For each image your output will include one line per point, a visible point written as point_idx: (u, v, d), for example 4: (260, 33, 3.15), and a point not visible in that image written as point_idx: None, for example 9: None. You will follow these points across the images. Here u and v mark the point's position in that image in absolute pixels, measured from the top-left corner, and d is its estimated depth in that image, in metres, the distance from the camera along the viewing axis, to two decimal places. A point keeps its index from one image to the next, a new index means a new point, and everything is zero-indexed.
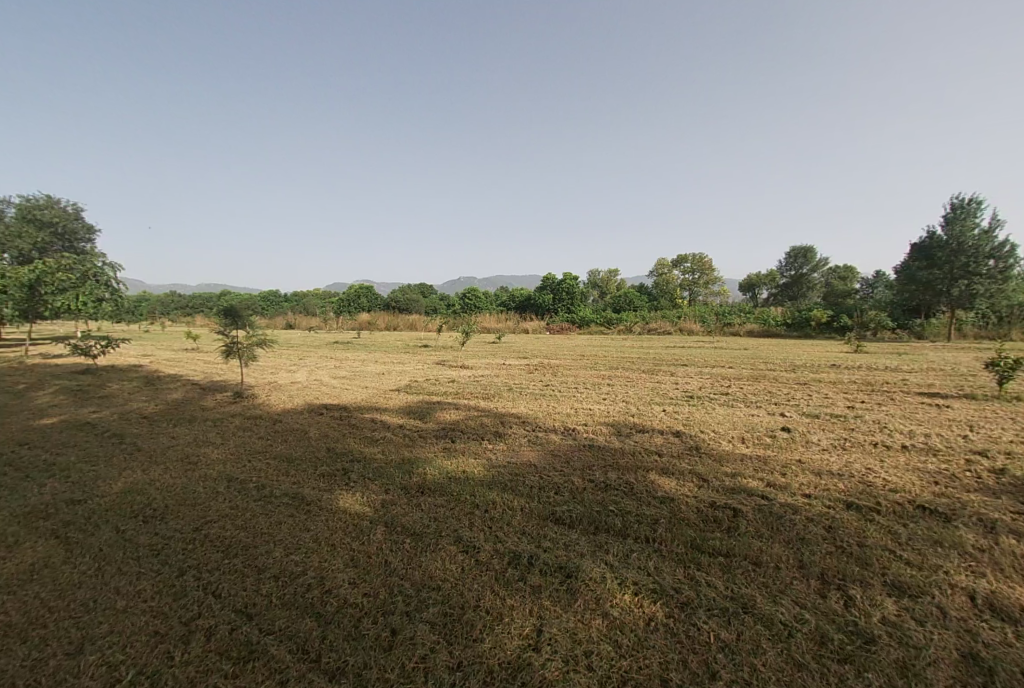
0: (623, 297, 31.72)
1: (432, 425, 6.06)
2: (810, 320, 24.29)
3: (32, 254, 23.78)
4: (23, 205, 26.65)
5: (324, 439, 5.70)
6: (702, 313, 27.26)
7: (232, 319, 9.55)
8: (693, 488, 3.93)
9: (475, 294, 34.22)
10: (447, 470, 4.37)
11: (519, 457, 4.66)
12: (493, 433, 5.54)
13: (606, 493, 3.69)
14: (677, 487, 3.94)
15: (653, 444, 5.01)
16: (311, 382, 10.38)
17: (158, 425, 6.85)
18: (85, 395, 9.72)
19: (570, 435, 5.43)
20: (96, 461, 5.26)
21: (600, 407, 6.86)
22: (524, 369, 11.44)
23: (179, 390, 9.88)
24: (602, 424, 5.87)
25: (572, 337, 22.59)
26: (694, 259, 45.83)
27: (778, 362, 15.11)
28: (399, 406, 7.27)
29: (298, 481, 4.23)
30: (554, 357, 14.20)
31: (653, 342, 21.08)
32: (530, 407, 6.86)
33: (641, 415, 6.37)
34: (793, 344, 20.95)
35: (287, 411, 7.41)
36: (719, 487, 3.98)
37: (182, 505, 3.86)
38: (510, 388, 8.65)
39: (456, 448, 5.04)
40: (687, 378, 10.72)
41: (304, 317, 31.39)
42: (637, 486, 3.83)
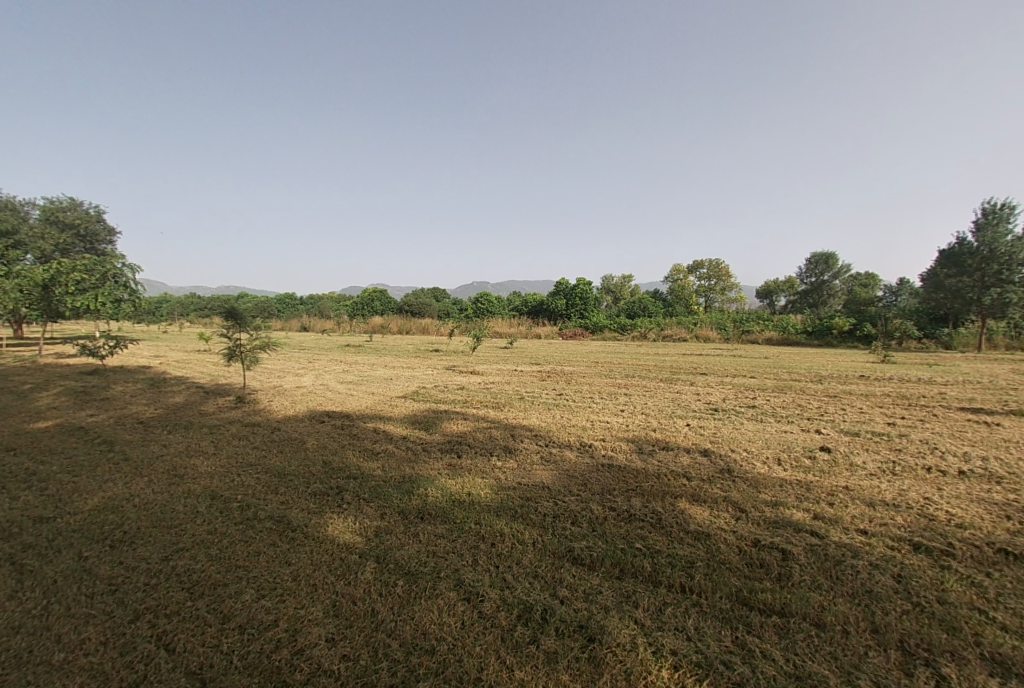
0: (638, 302, 31.10)
1: (437, 437, 5.63)
2: (832, 329, 23.46)
3: (53, 255, 24.07)
4: (48, 207, 27.10)
5: (320, 451, 5.30)
6: (720, 320, 26.54)
7: (235, 322, 9.22)
8: (730, 519, 3.44)
9: (488, 298, 33.87)
10: (451, 491, 3.93)
11: (531, 477, 4.21)
12: (502, 448, 5.09)
13: (630, 524, 3.21)
14: (712, 519, 3.44)
15: (679, 465, 4.52)
16: (316, 386, 10.06)
17: (152, 431, 6.53)
18: (87, 396, 9.49)
19: (587, 452, 4.95)
20: (78, 470, 4.93)
21: (619, 420, 6.38)
22: (536, 376, 10.99)
23: (181, 393, 9.61)
24: (621, 440, 5.38)
25: (586, 343, 22.07)
26: (710, 264, 44.99)
27: (803, 371, 14.41)
28: (403, 415, 6.85)
29: (287, 501, 3.82)
30: (568, 364, 13.69)
31: (670, 349, 20.49)
32: (542, 418, 6.39)
33: (663, 430, 5.87)
34: (816, 353, 20.16)
35: (286, 419, 7.05)
36: (760, 519, 3.47)
37: (155, 527, 3.49)
38: (522, 396, 8.20)
39: (461, 465, 4.60)
40: (709, 388, 10.16)
41: (318, 319, 31.35)
42: (666, 517, 3.35)
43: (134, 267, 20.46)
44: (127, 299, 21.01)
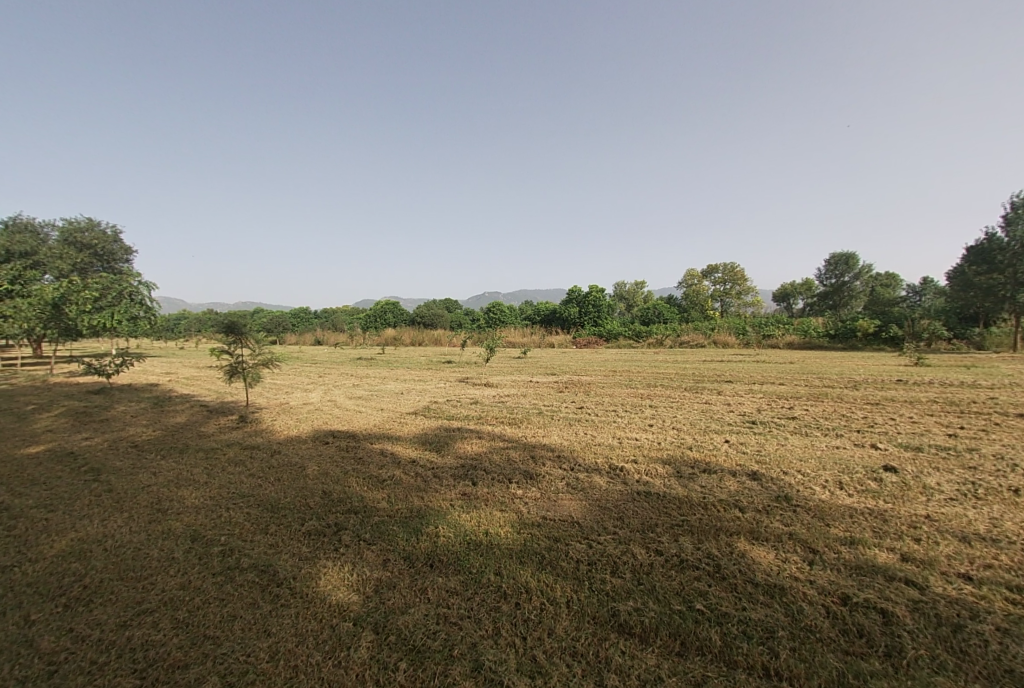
0: (652, 308, 30.36)
1: (449, 460, 5.09)
2: (856, 331, 22.44)
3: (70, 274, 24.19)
4: (67, 227, 27.37)
5: (320, 479, 4.77)
6: (739, 324, 25.73)
7: (235, 335, 8.73)
8: (804, 565, 2.84)
9: (500, 308, 33.42)
10: (466, 530, 3.37)
11: (559, 510, 3.64)
12: (523, 473, 4.52)
13: (683, 576, 2.64)
14: (780, 564, 2.84)
15: (729, 495, 3.90)
16: (324, 403, 9.60)
17: (145, 456, 6.08)
18: (88, 418, 9.13)
19: (620, 477, 4.35)
20: (55, 504, 4.48)
21: (649, 437, 5.78)
22: (553, 388, 10.45)
23: (184, 413, 9.20)
24: (656, 462, 4.77)
25: (602, 352, 21.46)
26: (725, 268, 44.06)
27: (835, 377, 13.58)
28: (413, 435, 6.31)
29: (276, 545, 3.31)
30: (585, 374, 13.08)
31: (690, 356, 19.77)
32: (564, 436, 5.81)
33: (701, 449, 5.26)
34: (842, 357, 19.24)
35: (288, 440, 6.55)
36: (839, 564, 2.86)
37: (121, 580, 3.01)
38: (540, 410, 7.62)
39: (476, 496, 4.02)
40: (740, 398, 9.48)
41: (331, 332, 31.15)
42: (725, 565, 2.76)
43: (148, 284, 20.41)
44: (142, 317, 20.91)
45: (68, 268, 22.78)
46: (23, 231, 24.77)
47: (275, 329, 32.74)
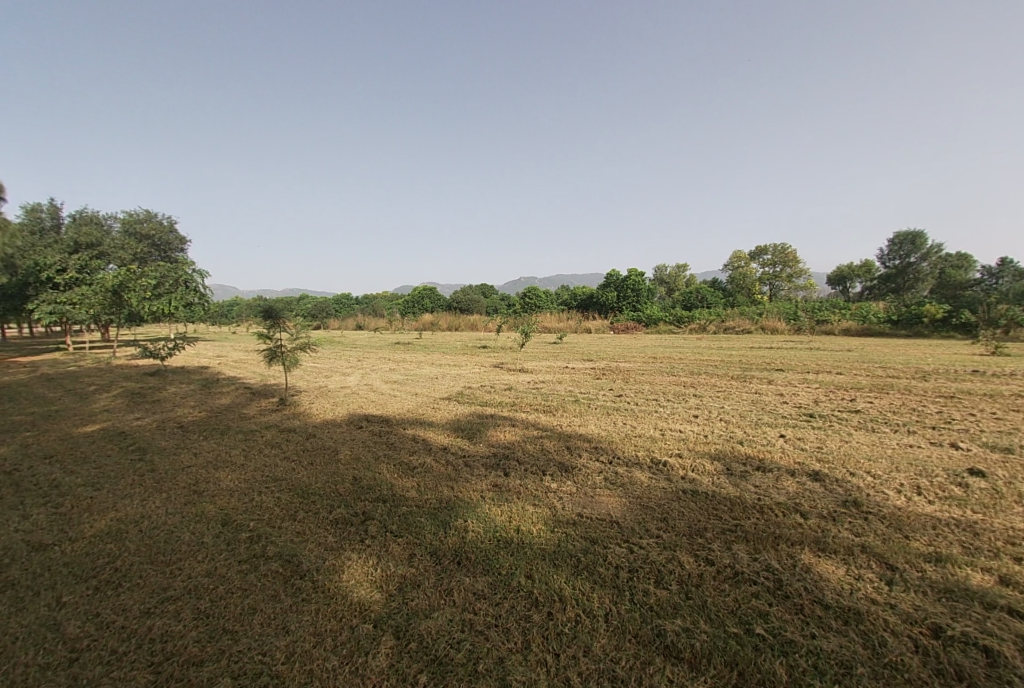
0: (696, 292, 29.19)
1: (483, 448, 4.92)
2: (922, 317, 20.79)
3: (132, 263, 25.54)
4: (128, 219, 28.84)
5: (353, 464, 4.70)
6: (790, 309, 24.36)
7: (271, 320, 8.93)
8: (879, 593, 2.52)
9: (537, 293, 32.98)
10: (497, 526, 3.17)
11: (597, 509, 3.39)
12: (559, 465, 4.27)
13: (738, 596, 2.36)
14: (851, 590, 2.52)
15: (788, 502, 3.55)
16: (361, 387, 9.65)
17: (189, 437, 6.23)
18: (141, 398, 9.53)
19: (663, 474, 4.04)
20: (100, 483, 4.60)
21: (695, 429, 5.42)
22: (591, 374, 10.12)
23: (229, 395, 9.47)
24: (703, 458, 4.41)
25: (642, 338, 20.81)
26: (775, 249, 41.80)
27: (898, 367, 12.56)
28: (446, 421, 6.17)
29: (303, 533, 3.22)
30: (624, 361, 12.64)
31: (737, 342, 18.87)
32: (602, 426, 5.53)
33: (753, 444, 4.86)
34: (906, 345, 17.87)
35: (324, 424, 6.56)
36: (924, 593, 2.51)
37: (151, 564, 2.99)
38: (577, 398, 7.33)
39: (508, 488, 3.81)
40: (793, 388, 8.85)
41: (372, 317, 31.69)
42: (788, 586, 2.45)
43: (201, 272, 21.26)
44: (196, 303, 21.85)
45: (130, 257, 24.03)
46: (89, 222, 26.27)
47: (319, 315, 33.63)
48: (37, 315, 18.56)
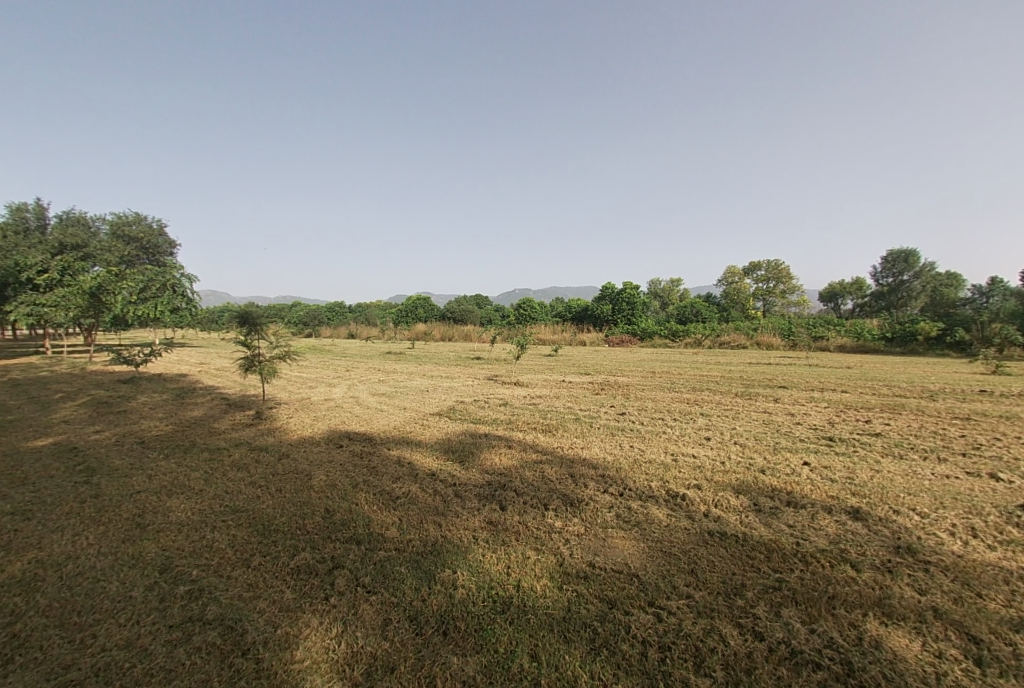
0: (690, 306, 28.87)
1: (475, 474, 4.38)
2: (917, 334, 20.50)
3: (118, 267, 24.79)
4: (116, 222, 28.12)
5: (327, 491, 4.13)
6: (785, 324, 24.10)
7: (249, 326, 8.30)
8: (971, 681, 2.02)
9: (531, 304, 32.53)
10: (491, 580, 2.63)
11: (610, 558, 2.87)
12: (562, 497, 3.73)
13: None
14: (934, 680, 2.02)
15: (832, 552, 3.04)
16: (345, 399, 9.06)
17: (148, 455, 5.60)
18: (107, 408, 8.85)
19: (682, 511, 3.51)
20: (30, 511, 3.98)
21: (710, 454, 4.91)
22: (589, 389, 9.61)
23: (203, 406, 8.82)
24: (726, 491, 3.90)
25: (638, 351, 20.36)
26: (768, 265, 41.85)
27: (903, 385, 12.16)
28: (435, 441, 5.59)
29: (255, 587, 2.67)
30: (622, 375, 12.13)
31: (734, 357, 18.49)
32: (607, 449, 5.00)
33: (779, 476, 4.35)
34: (903, 363, 17.54)
35: (300, 441, 5.97)
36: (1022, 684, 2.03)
37: (59, 630, 2.44)
38: (577, 416, 6.80)
39: (506, 526, 3.27)
40: (802, 407, 8.39)
41: (363, 326, 31.00)
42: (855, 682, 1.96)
43: (189, 277, 20.57)
44: (183, 308, 21.10)
45: (117, 260, 23.28)
46: (76, 224, 25.50)
47: (310, 323, 32.93)
48: (12, 318, 17.75)
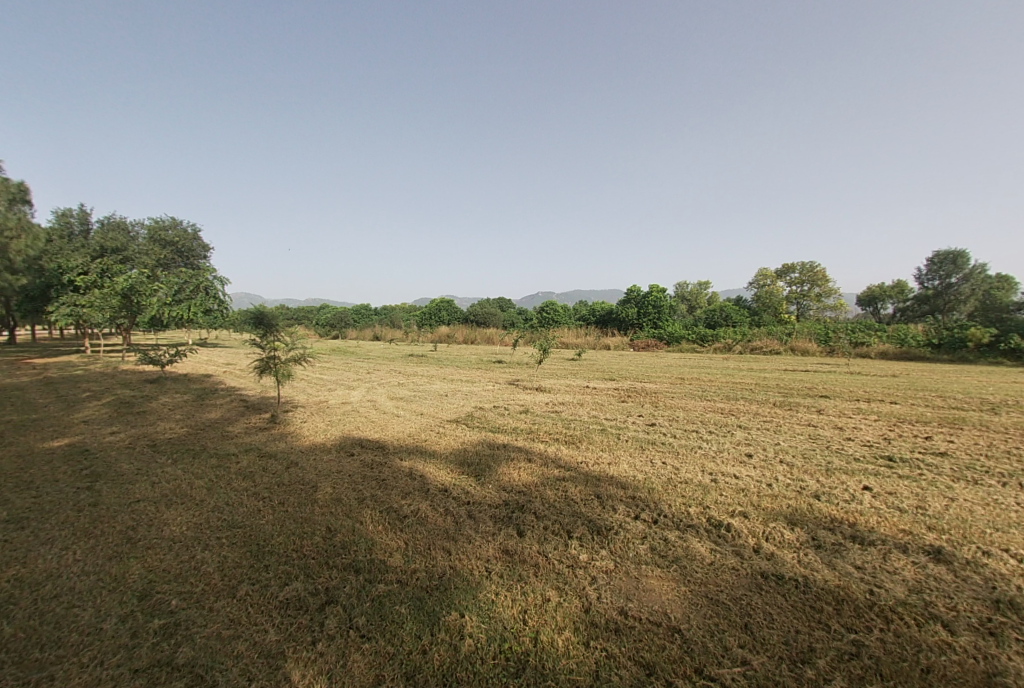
0: (720, 310, 27.94)
1: (491, 491, 3.99)
2: (966, 341, 19.19)
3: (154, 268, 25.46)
4: (154, 226, 28.92)
5: (332, 506, 3.82)
6: (822, 329, 23.00)
7: (265, 327, 8.11)
8: None
9: (555, 307, 31.96)
10: (505, 629, 2.25)
11: (644, 606, 2.45)
12: (589, 522, 3.31)
13: None
14: None
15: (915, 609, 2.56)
16: (362, 403, 8.80)
17: (157, 460, 5.40)
18: (127, 408, 8.79)
19: (728, 546, 3.05)
20: (25, 520, 3.78)
21: (755, 475, 4.40)
22: (615, 396, 9.12)
23: (220, 408, 8.69)
24: (777, 522, 3.41)
25: (666, 356, 19.64)
26: (802, 267, 40.29)
27: (957, 396, 11.26)
28: (450, 452, 5.22)
29: (236, 624, 2.36)
30: (650, 381, 11.57)
31: (768, 363, 17.62)
32: (638, 466, 4.54)
33: (836, 505, 3.82)
34: (952, 371, 16.39)
35: (311, 448, 5.70)
36: None
37: (15, 668, 2.18)
38: (603, 427, 6.34)
39: (524, 557, 2.88)
40: (849, 421, 7.71)
41: (388, 328, 31.07)
42: None
43: (220, 278, 20.85)
44: (215, 309, 21.38)
45: (154, 262, 23.85)
46: (116, 228, 26.25)
47: (337, 325, 33.15)
48: (52, 319, 18.24)
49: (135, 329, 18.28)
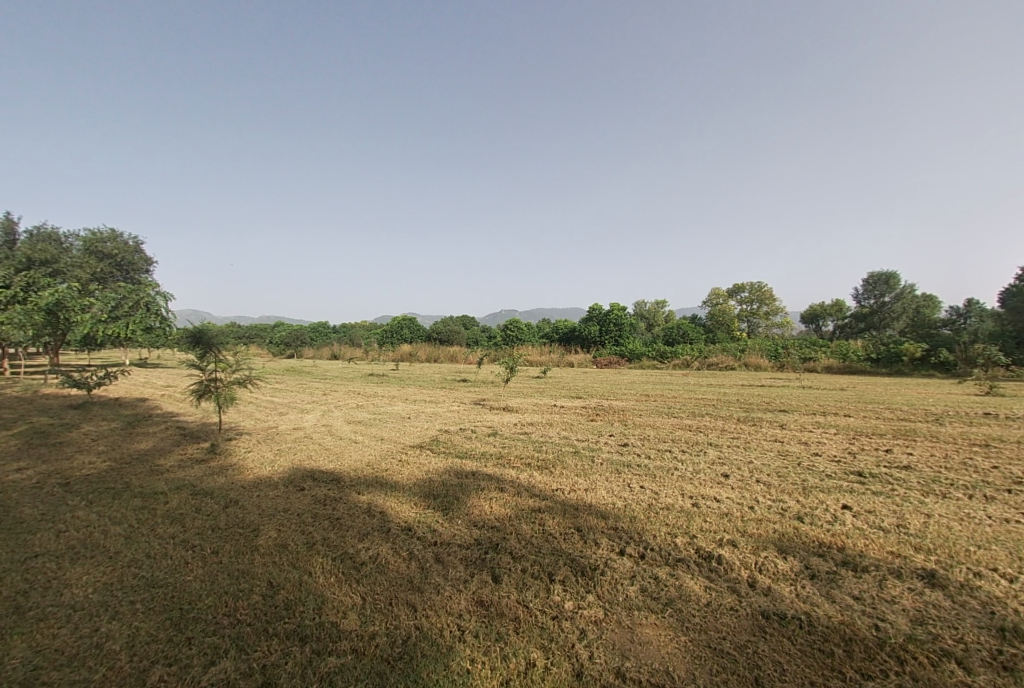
0: (677, 327, 28.64)
1: (460, 528, 3.58)
2: (902, 355, 20.30)
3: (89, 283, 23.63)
4: (90, 238, 26.94)
5: (275, 555, 3.31)
6: (772, 346, 23.87)
7: (203, 347, 7.39)
8: None
9: (518, 324, 31.77)
10: None
11: (641, 666, 2.14)
12: (571, 562, 2.98)
13: None
14: None
15: (930, 651, 2.33)
16: (316, 429, 8.16)
17: (67, 502, 4.65)
18: (43, 439, 7.77)
19: (722, 581, 2.79)
20: None
21: (734, 498, 4.19)
22: (584, 415, 8.89)
23: (154, 437, 7.84)
24: (768, 551, 3.18)
25: (628, 373, 19.73)
26: (752, 287, 42.08)
27: (904, 409, 11.72)
28: (412, 483, 4.76)
29: None
30: (616, 399, 11.44)
31: (727, 379, 17.97)
32: (616, 492, 4.25)
33: (821, 527, 3.64)
34: (893, 384, 17.22)
35: (254, 483, 5.10)
36: None
37: None
38: (575, 449, 6.04)
39: (501, 612, 2.51)
40: (813, 435, 7.75)
41: (348, 347, 30.02)
42: None
43: (164, 294, 19.48)
44: (156, 327, 19.88)
45: (89, 277, 22.04)
46: (46, 240, 24.27)
47: (292, 343, 31.64)
48: None
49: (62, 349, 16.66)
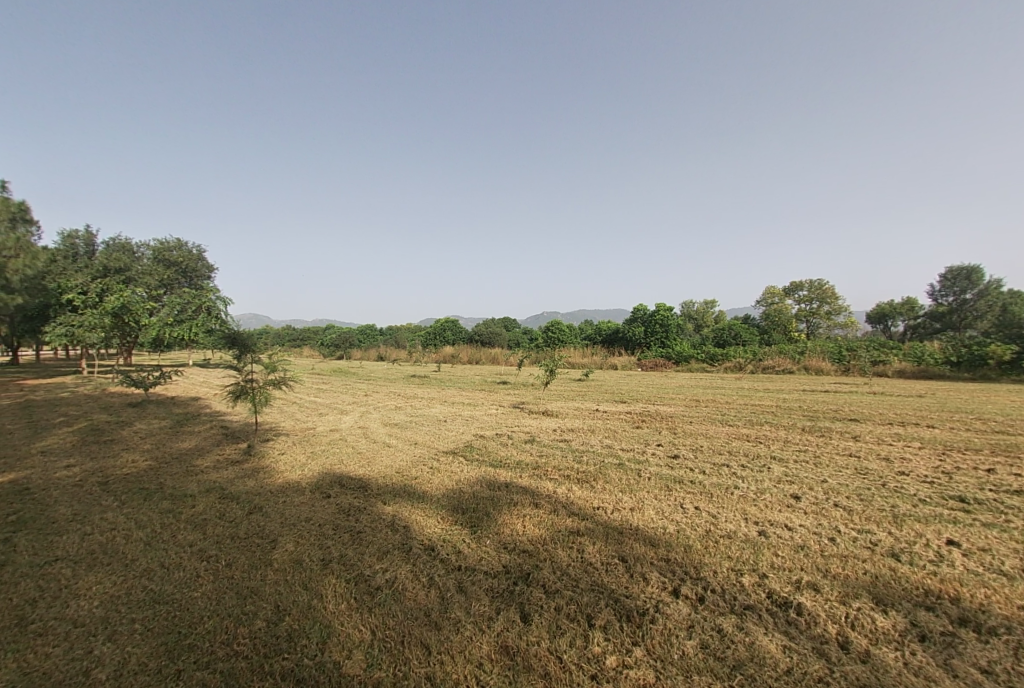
0: (728, 328, 27.18)
1: (487, 551, 3.18)
2: (987, 358, 18.17)
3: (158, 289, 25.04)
4: (160, 247, 28.66)
5: (287, 574, 3.03)
6: (835, 347, 22.10)
7: (240, 348, 7.40)
8: None
9: (561, 326, 31.18)
10: None
11: None
12: (613, 602, 2.52)
13: None
14: None
15: None
16: (351, 431, 8.01)
17: (100, 502, 4.62)
18: (96, 436, 8.03)
19: (804, 639, 2.26)
20: None
21: (807, 526, 3.57)
22: (629, 422, 8.30)
23: (197, 436, 7.93)
24: (860, 600, 2.59)
25: (677, 376, 18.75)
26: (811, 285, 39.50)
27: (998, 419, 10.31)
28: (441, 494, 4.41)
29: None
30: (664, 404, 10.73)
31: (785, 384, 16.70)
32: (667, 514, 3.73)
33: (924, 569, 2.98)
34: (979, 390, 15.45)
35: (281, 488, 4.93)
36: None
37: None
38: (619, 460, 5.52)
39: (527, 667, 2.11)
40: (893, 450, 6.83)
41: (394, 349, 30.43)
42: None
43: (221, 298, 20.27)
44: None
45: (156, 283, 23.29)
46: (121, 250, 25.99)
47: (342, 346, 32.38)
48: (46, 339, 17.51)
49: (129, 351, 17.62)
